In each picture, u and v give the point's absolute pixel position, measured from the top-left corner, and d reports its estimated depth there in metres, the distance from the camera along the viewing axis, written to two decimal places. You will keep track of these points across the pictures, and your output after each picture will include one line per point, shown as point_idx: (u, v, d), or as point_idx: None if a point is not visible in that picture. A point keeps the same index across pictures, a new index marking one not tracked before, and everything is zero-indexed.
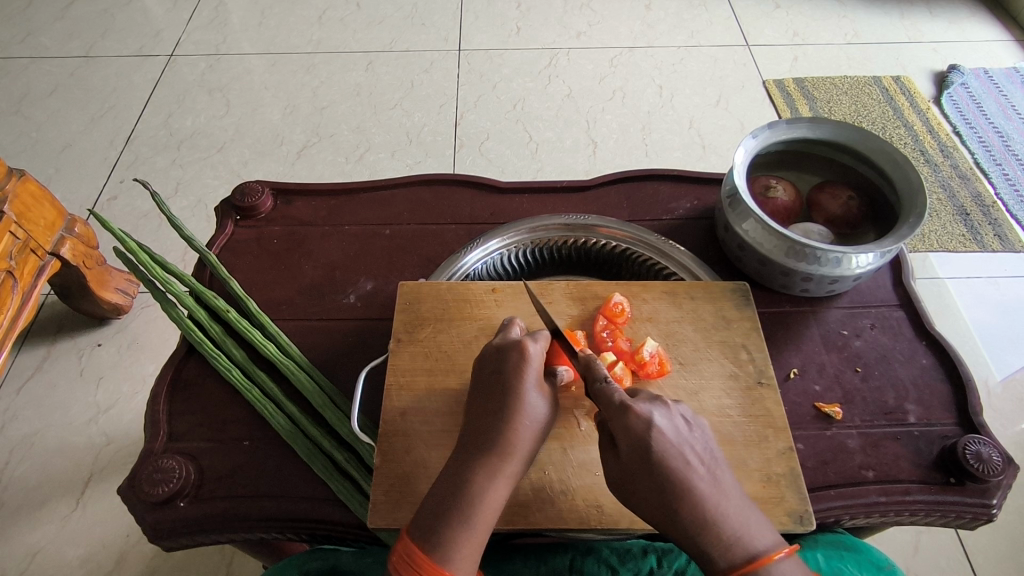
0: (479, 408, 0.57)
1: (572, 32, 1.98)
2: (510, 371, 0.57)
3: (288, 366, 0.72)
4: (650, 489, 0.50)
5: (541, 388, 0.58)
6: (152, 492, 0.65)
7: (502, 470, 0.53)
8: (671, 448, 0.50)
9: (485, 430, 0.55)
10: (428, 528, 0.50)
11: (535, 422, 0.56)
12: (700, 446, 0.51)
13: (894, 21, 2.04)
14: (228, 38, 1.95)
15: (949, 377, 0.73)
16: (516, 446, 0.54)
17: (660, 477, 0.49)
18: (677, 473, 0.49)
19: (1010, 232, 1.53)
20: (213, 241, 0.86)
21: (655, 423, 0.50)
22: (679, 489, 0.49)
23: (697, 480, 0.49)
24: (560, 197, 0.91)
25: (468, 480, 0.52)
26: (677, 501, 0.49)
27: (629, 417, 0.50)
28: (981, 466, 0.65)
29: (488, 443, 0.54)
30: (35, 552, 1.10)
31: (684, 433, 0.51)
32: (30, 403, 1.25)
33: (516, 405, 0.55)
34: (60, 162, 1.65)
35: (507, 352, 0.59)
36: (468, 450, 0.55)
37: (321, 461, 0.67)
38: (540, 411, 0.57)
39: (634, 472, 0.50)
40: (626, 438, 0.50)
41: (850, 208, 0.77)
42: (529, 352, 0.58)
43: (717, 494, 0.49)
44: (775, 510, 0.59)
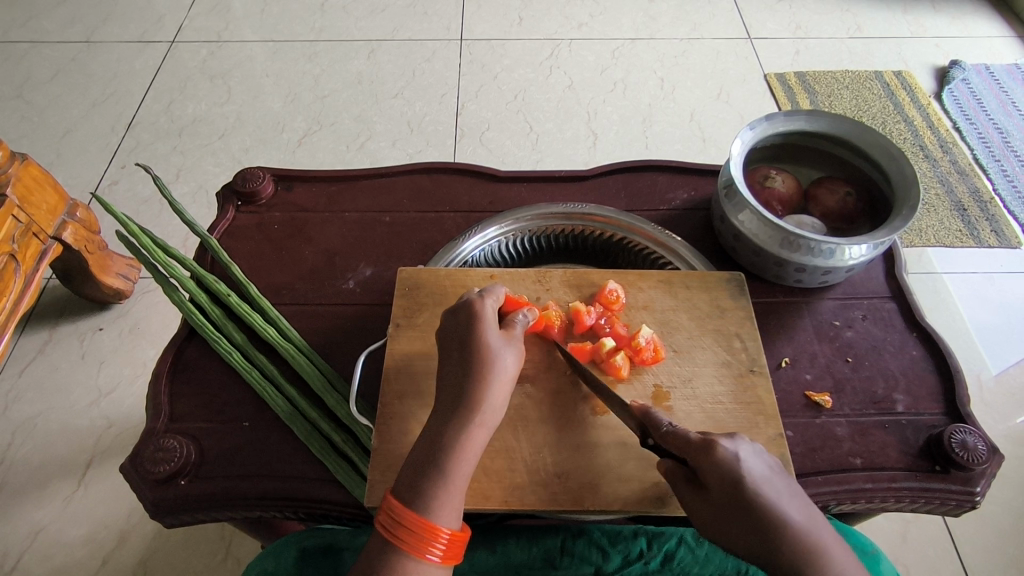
0: (444, 366, 0.59)
1: (575, 23, 1.98)
2: (465, 327, 0.59)
3: (288, 350, 0.73)
4: (743, 521, 0.50)
5: (499, 336, 0.59)
6: (154, 471, 0.66)
7: (472, 419, 0.55)
8: (759, 481, 0.51)
9: (456, 392, 0.56)
10: (405, 485, 0.53)
11: (501, 367, 0.57)
12: (786, 481, 0.52)
13: (897, 16, 2.03)
14: (230, 25, 1.95)
15: (938, 367, 0.74)
16: (481, 396, 0.56)
17: (754, 510, 0.49)
18: (770, 506, 0.50)
19: (1007, 228, 1.54)
20: (214, 227, 0.87)
21: (741, 458, 0.52)
22: (772, 519, 0.49)
23: (789, 510, 0.50)
24: (559, 186, 0.91)
25: (439, 436, 0.54)
26: (773, 534, 0.49)
27: (715, 455, 0.52)
28: (965, 454, 0.66)
29: (453, 397, 0.56)
30: (37, 532, 1.11)
31: (770, 467, 0.53)
32: (32, 385, 1.27)
33: (473, 357, 0.57)
34: (61, 147, 1.65)
35: (460, 310, 0.61)
36: (438, 407, 0.57)
37: (319, 442, 0.68)
38: (506, 356, 0.58)
39: (725, 510, 0.51)
40: (714, 475, 0.51)
41: (846, 203, 0.77)
42: (480, 309, 0.60)
43: (811, 523, 0.50)
44: None
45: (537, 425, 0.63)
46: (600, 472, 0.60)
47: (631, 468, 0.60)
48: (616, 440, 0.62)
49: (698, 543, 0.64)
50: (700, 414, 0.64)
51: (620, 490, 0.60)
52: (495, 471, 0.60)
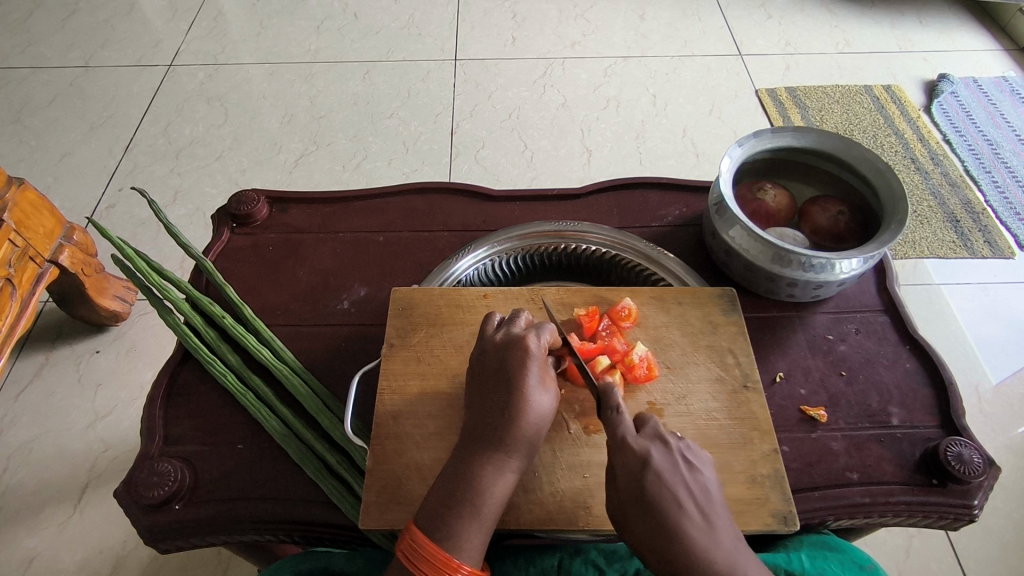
0: (487, 402, 0.58)
1: (568, 41, 2.01)
2: (513, 368, 0.59)
3: (283, 370, 0.73)
4: (643, 533, 0.52)
5: (544, 380, 0.59)
6: (148, 495, 0.66)
7: (508, 465, 0.56)
8: (663, 479, 0.52)
9: (493, 432, 0.57)
10: (433, 521, 0.54)
11: (546, 412, 0.59)
12: (698, 491, 0.53)
13: (885, 31, 2.06)
14: (227, 48, 1.97)
15: (931, 381, 0.75)
16: (522, 442, 0.57)
17: (650, 512, 0.51)
18: (668, 521, 0.51)
19: (999, 239, 1.55)
20: (209, 249, 0.87)
21: (652, 461, 0.53)
22: (666, 534, 0.51)
23: (688, 525, 0.51)
24: (551, 205, 0.92)
25: (474, 475, 0.55)
26: (664, 536, 0.51)
27: (625, 457, 0.53)
28: (962, 467, 0.66)
29: (491, 438, 0.57)
30: (32, 558, 1.10)
31: (682, 476, 0.53)
32: (27, 409, 1.26)
33: (520, 402, 0.57)
34: (59, 171, 1.66)
35: (509, 348, 0.60)
36: (473, 444, 0.57)
37: (314, 463, 0.68)
38: (548, 401, 0.59)
39: (630, 517, 0.52)
40: (622, 477, 0.53)
41: (839, 221, 0.77)
42: (533, 348, 0.60)
43: (706, 545, 0.50)
44: (759, 511, 0.59)
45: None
46: (596, 491, 0.60)
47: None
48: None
49: None
50: (695, 431, 0.63)
51: None
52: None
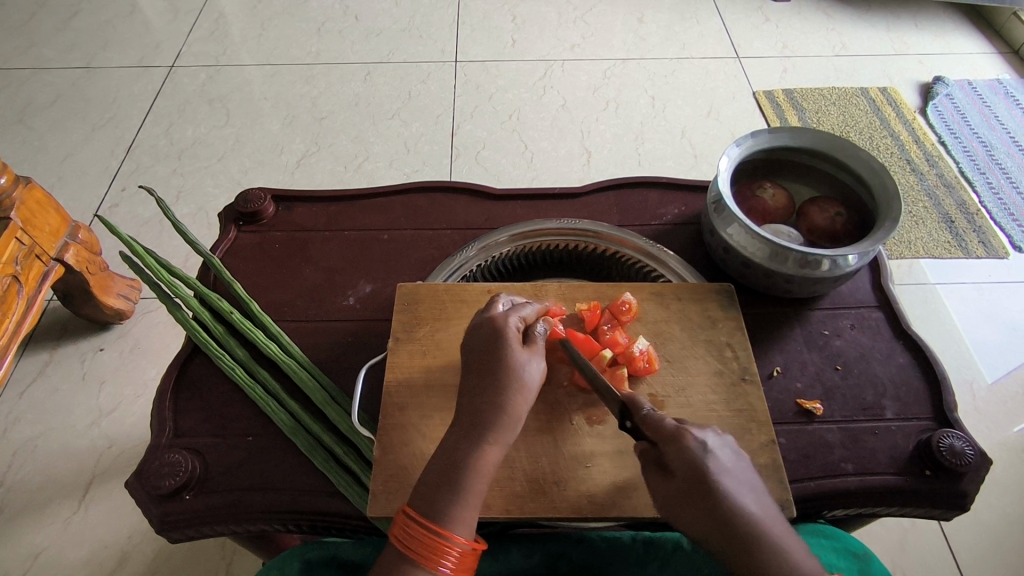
0: (467, 380, 0.60)
1: (567, 43, 2.03)
2: (489, 345, 0.61)
3: (290, 364, 0.75)
4: (705, 511, 0.50)
5: (523, 352, 0.61)
6: (160, 485, 0.67)
7: (489, 435, 0.57)
8: (722, 466, 0.52)
9: (473, 406, 0.58)
10: (424, 498, 0.55)
11: (528, 383, 0.60)
12: (750, 475, 0.53)
13: (881, 34, 2.09)
14: (229, 50, 1.99)
15: (925, 374, 0.76)
16: (506, 414, 0.58)
17: (717, 496, 0.50)
18: (731, 495, 0.50)
19: (993, 239, 1.57)
20: (217, 246, 0.89)
21: (707, 441, 0.53)
22: (731, 509, 0.50)
23: (748, 502, 0.50)
24: (552, 204, 0.94)
25: (456, 450, 0.56)
26: (733, 519, 0.49)
27: (682, 440, 0.53)
28: (954, 458, 0.68)
29: (472, 413, 0.58)
30: (38, 553, 1.11)
31: (735, 459, 0.53)
32: (33, 406, 1.27)
33: (498, 374, 0.59)
34: (62, 171, 1.67)
35: (484, 329, 0.63)
36: (457, 422, 0.58)
37: (322, 455, 0.69)
38: (530, 374, 0.60)
39: (690, 497, 0.51)
40: (678, 456, 0.52)
41: (836, 221, 0.79)
42: (502, 325, 0.62)
43: (769, 521, 0.50)
44: None
45: (534, 434, 0.64)
46: (598, 481, 0.62)
47: (627, 475, 0.62)
48: (613, 449, 0.63)
49: (694, 548, 0.64)
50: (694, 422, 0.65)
51: (618, 498, 0.61)
52: (495, 481, 0.61)
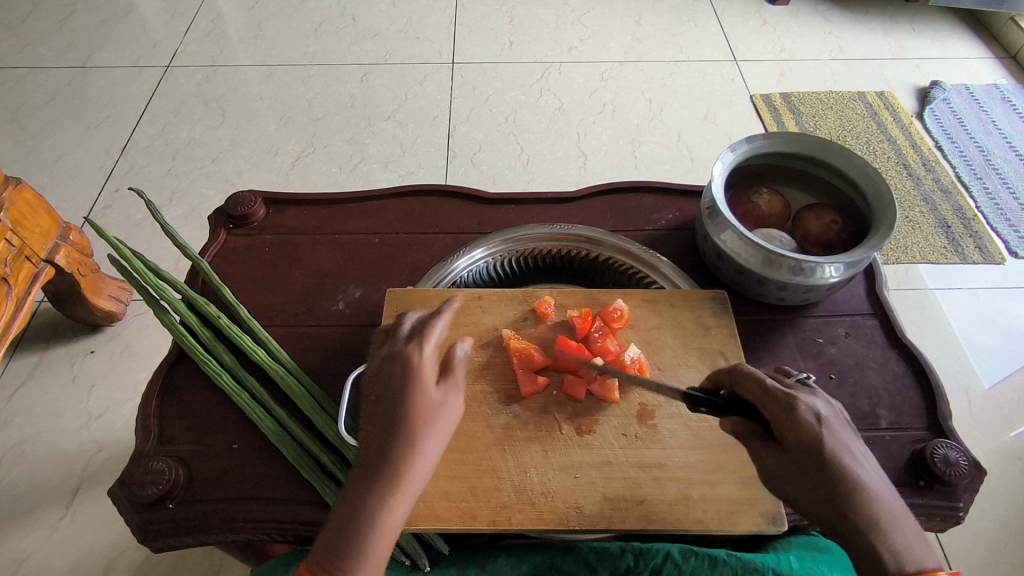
0: (375, 418, 0.55)
1: (564, 46, 2.02)
2: (399, 378, 0.55)
3: (277, 370, 0.74)
4: (815, 479, 0.51)
5: (436, 386, 0.55)
6: (142, 494, 0.66)
7: (396, 482, 0.51)
8: (836, 437, 0.52)
9: (379, 447, 0.52)
10: (328, 551, 0.49)
11: (440, 425, 0.54)
12: (859, 445, 0.54)
13: (879, 38, 2.08)
14: (225, 50, 1.98)
15: (920, 383, 0.76)
16: (415, 457, 0.52)
17: (831, 466, 0.51)
18: (843, 463, 0.51)
19: (990, 245, 1.57)
20: (206, 249, 0.88)
21: (818, 410, 0.54)
22: (842, 476, 0.50)
23: (858, 471, 0.51)
24: (546, 208, 0.93)
25: (358, 498, 0.50)
26: (846, 490, 0.50)
27: (795, 410, 0.53)
28: (949, 470, 0.67)
29: (379, 455, 0.52)
30: (24, 559, 1.10)
31: (845, 428, 0.54)
32: (21, 409, 1.26)
33: (406, 413, 0.53)
34: (55, 171, 1.66)
35: (396, 361, 0.57)
36: (363, 465, 0.52)
37: (308, 464, 0.68)
38: (443, 414, 0.54)
39: (801, 465, 0.52)
40: (790, 425, 0.53)
41: (832, 229, 0.78)
42: (415, 359, 0.56)
43: (878, 490, 0.50)
44: (749, 511, 0.60)
45: (523, 444, 0.63)
46: (587, 491, 0.61)
47: (616, 486, 0.61)
48: (602, 459, 0.62)
49: (683, 559, 0.64)
50: (685, 432, 0.64)
51: (607, 509, 0.60)
52: (483, 491, 0.60)
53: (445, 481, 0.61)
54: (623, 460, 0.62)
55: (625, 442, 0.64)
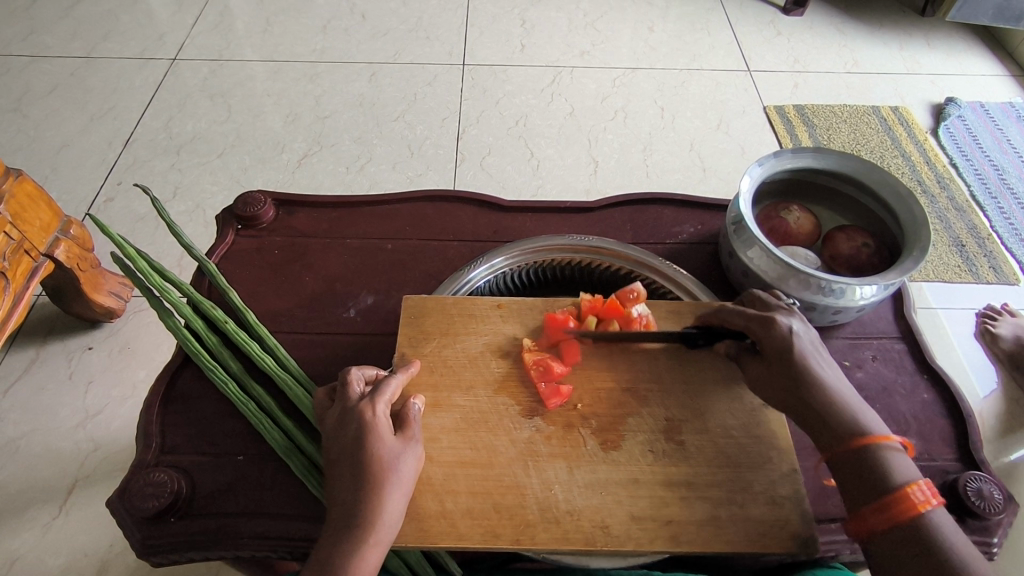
0: (336, 480, 0.56)
1: (576, 50, 2.00)
2: (356, 437, 0.57)
3: (286, 380, 0.71)
4: (786, 381, 0.60)
5: (393, 443, 0.57)
6: (143, 507, 0.63)
7: (366, 538, 0.53)
8: (808, 346, 0.60)
9: (346, 507, 0.55)
10: None
11: (400, 478, 0.56)
12: (826, 353, 0.62)
13: (893, 52, 2.07)
14: (232, 44, 1.95)
15: (950, 411, 0.73)
16: (379, 514, 0.54)
17: (802, 369, 0.59)
18: (811, 366, 0.59)
19: (1004, 265, 1.55)
20: (213, 251, 0.85)
21: (793, 325, 0.61)
22: (812, 376, 0.59)
23: (825, 372, 0.60)
24: (564, 217, 0.91)
25: (334, 555, 0.53)
26: (812, 389, 0.58)
27: (771, 324, 0.61)
28: (982, 504, 0.64)
29: (348, 516, 0.54)
30: (15, 561, 1.07)
31: (814, 336, 0.62)
32: (16, 406, 1.23)
33: (369, 475, 0.55)
34: (57, 162, 1.63)
35: (351, 421, 0.58)
36: (334, 526, 0.54)
37: (316, 480, 0.65)
38: (402, 468, 0.56)
39: (776, 371, 0.60)
40: (769, 341, 0.61)
41: (862, 250, 0.75)
42: (370, 418, 0.58)
43: (841, 385, 0.59)
44: (778, 536, 0.57)
45: (547, 459, 0.61)
46: (614, 510, 0.58)
47: (644, 504, 0.58)
48: (628, 477, 0.60)
49: None
50: (712, 450, 0.62)
51: (634, 529, 0.57)
52: (506, 508, 0.58)
53: (466, 496, 0.58)
54: (650, 477, 0.60)
55: (652, 458, 0.61)
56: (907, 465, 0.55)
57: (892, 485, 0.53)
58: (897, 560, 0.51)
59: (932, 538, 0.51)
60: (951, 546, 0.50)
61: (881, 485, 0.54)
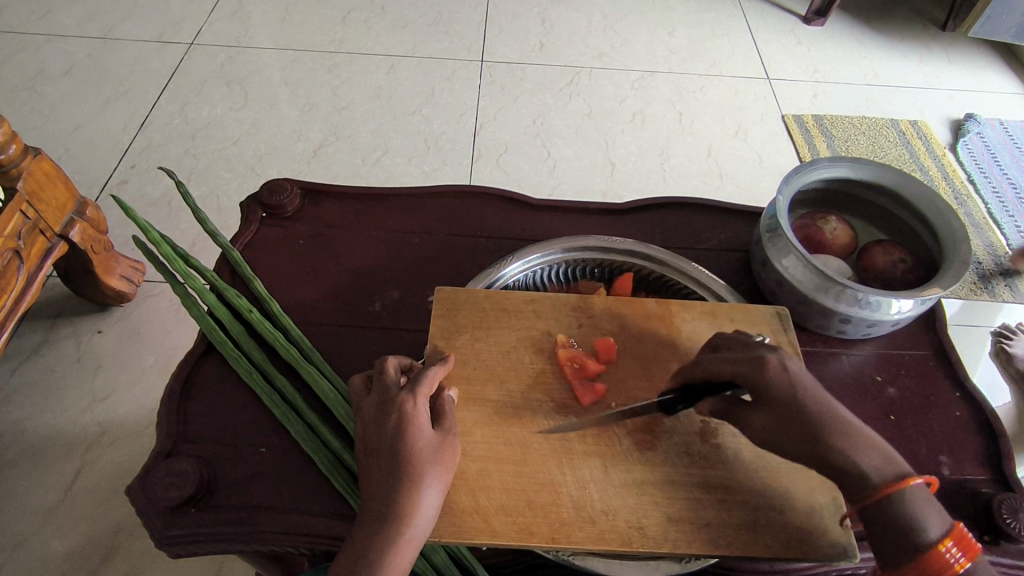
0: (373, 471, 0.56)
1: (595, 51, 1.99)
2: (394, 428, 0.56)
3: (311, 372, 0.70)
4: (794, 426, 0.53)
5: (431, 437, 0.56)
6: (166, 497, 0.62)
7: (402, 531, 0.52)
8: (804, 380, 0.54)
9: (381, 500, 0.54)
10: None
11: (437, 472, 0.55)
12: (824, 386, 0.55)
13: (913, 65, 2.06)
14: (250, 31, 1.94)
15: (983, 431, 0.72)
16: (416, 507, 0.53)
17: (804, 409, 0.53)
18: (815, 405, 0.53)
19: (1021, 284, 1.54)
20: (238, 238, 0.84)
21: (786, 364, 0.54)
22: (818, 420, 0.52)
23: (826, 408, 0.53)
24: (593, 219, 0.90)
25: (369, 546, 0.52)
26: (818, 431, 0.52)
27: (764, 365, 0.54)
28: (1015, 525, 0.63)
29: (385, 508, 0.53)
30: (18, 543, 1.06)
31: (806, 368, 0.55)
32: (23, 387, 1.22)
33: (407, 469, 0.54)
34: (70, 143, 1.62)
35: (390, 411, 0.57)
36: (370, 518, 0.53)
37: (341, 475, 0.64)
38: (440, 461, 0.55)
39: (781, 419, 0.53)
40: (767, 386, 0.54)
41: (898, 265, 0.74)
42: (410, 409, 0.57)
43: (846, 418, 0.53)
44: (817, 541, 0.56)
45: (582, 457, 0.59)
46: (649, 511, 0.57)
47: (680, 508, 0.57)
48: (664, 479, 0.59)
49: None
50: (749, 454, 0.60)
51: (671, 531, 0.56)
52: (541, 506, 0.56)
53: (500, 493, 0.57)
54: (686, 480, 0.59)
55: (688, 461, 0.60)
56: (933, 513, 0.50)
57: (921, 540, 0.49)
58: None
59: None
60: None
61: (910, 541, 0.49)
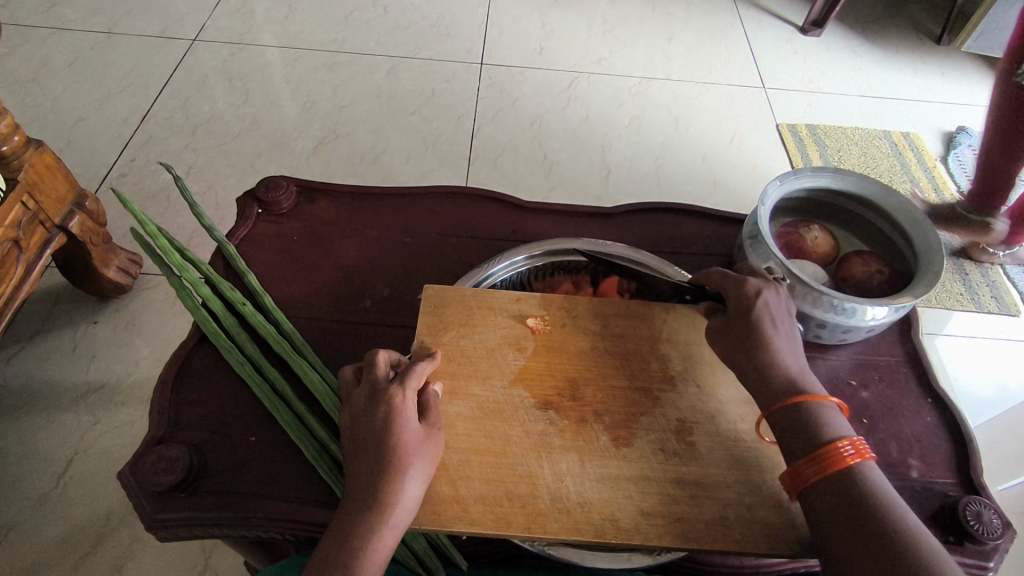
0: (358, 461, 0.57)
1: (594, 56, 2.01)
2: (382, 421, 0.58)
3: (301, 365, 0.72)
4: (740, 335, 0.63)
5: (417, 430, 0.58)
6: (156, 482, 0.64)
7: (383, 520, 0.54)
8: (773, 312, 0.63)
9: (365, 489, 0.55)
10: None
11: (420, 464, 0.57)
12: (790, 323, 0.64)
13: (908, 77, 2.08)
14: (253, 29, 1.96)
15: (952, 436, 0.74)
16: (397, 498, 0.55)
17: (754, 328, 0.62)
18: (765, 325, 0.62)
19: (1006, 296, 1.56)
20: (234, 233, 0.86)
21: (763, 291, 0.64)
22: (765, 341, 0.61)
23: (777, 337, 0.62)
24: (582, 222, 0.92)
25: (351, 534, 0.54)
26: (757, 345, 0.61)
27: (742, 283, 0.65)
28: (980, 527, 0.65)
29: (368, 497, 0.55)
30: (10, 528, 1.07)
31: (782, 302, 0.65)
32: (19, 375, 1.23)
33: (391, 460, 0.56)
34: (71, 135, 1.63)
35: (378, 404, 0.59)
36: (353, 507, 0.55)
37: (326, 464, 0.66)
38: (424, 454, 0.57)
39: (732, 325, 0.64)
40: (735, 297, 0.65)
41: (874, 275, 0.76)
42: (399, 402, 0.59)
43: (788, 351, 0.62)
44: (782, 536, 0.58)
45: (560, 452, 0.61)
46: (623, 504, 0.59)
47: (653, 502, 0.59)
48: (639, 473, 0.61)
49: None
50: (721, 451, 0.62)
51: (642, 523, 0.58)
52: (518, 497, 0.59)
53: (479, 484, 0.59)
54: (660, 475, 0.61)
55: (662, 457, 0.62)
56: (837, 424, 0.57)
57: (820, 438, 0.56)
58: (828, 506, 0.53)
59: (859, 487, 0.53)
60: (876, 495, 0.52)
61: (810, 437, 0.56)
